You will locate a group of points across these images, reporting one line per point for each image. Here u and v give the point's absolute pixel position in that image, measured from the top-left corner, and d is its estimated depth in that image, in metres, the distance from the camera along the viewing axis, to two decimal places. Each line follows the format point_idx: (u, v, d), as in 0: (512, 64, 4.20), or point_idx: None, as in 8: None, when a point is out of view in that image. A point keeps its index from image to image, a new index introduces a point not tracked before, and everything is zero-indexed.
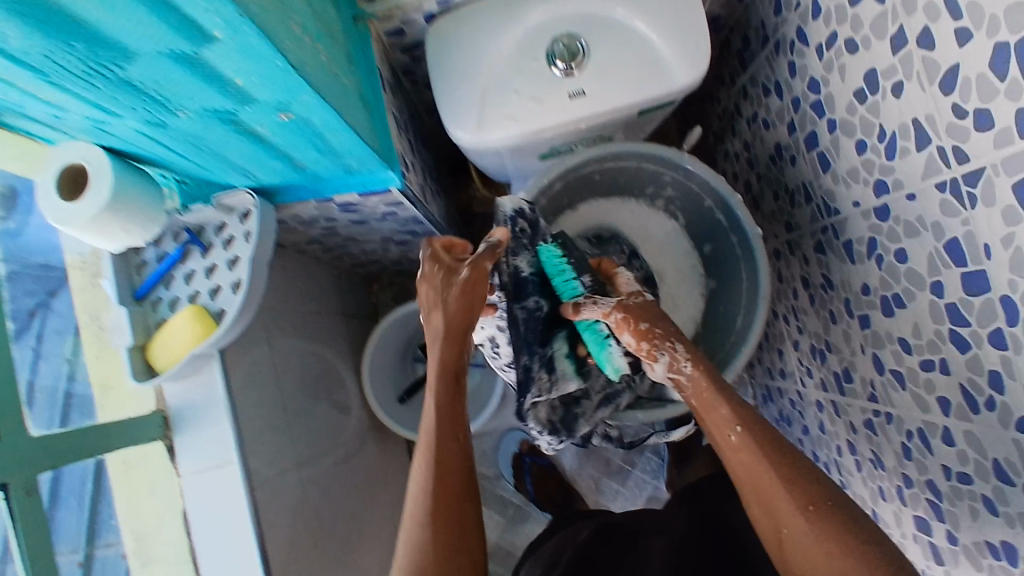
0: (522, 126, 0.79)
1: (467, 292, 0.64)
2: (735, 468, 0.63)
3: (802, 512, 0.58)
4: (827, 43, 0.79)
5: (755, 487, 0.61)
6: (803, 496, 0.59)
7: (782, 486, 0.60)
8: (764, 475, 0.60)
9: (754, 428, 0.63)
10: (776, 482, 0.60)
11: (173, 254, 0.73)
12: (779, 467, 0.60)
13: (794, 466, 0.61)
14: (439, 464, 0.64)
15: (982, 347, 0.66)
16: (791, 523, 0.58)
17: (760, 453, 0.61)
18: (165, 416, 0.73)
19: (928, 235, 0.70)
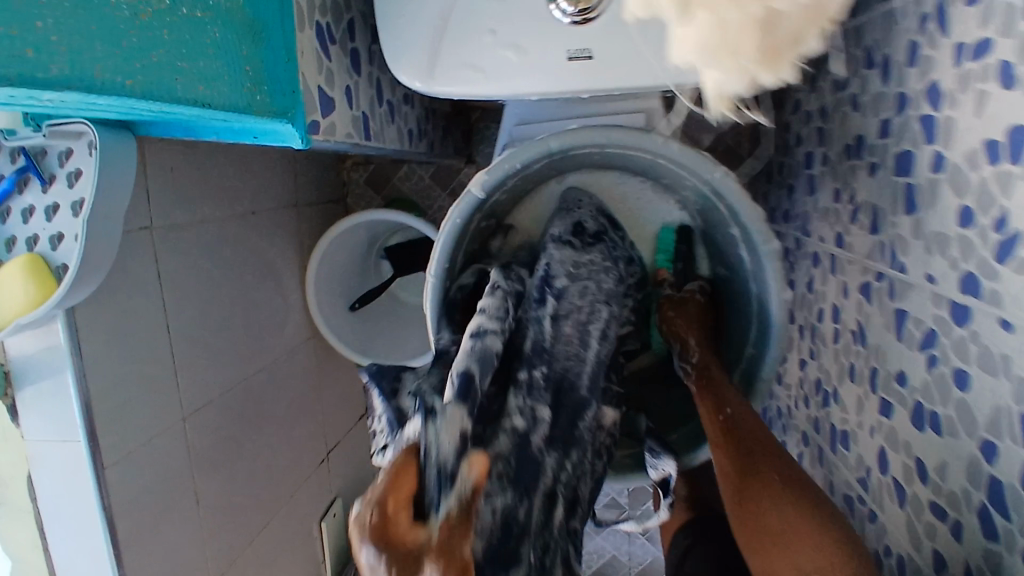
0: (491, 86, 0.55)
1: None
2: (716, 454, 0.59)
3: (798, 510, 0.52)
4: (976, 48, 0.52)
5: (728, 464, 0.57)
6: (805, 501, 0.53)
7: (779, 488, 0.54)
8: (767, 476, 0.55)
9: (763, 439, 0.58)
10: (771, 478, 0.54)
11: (4, 184, 0.57)
12: (780, 473, 0.55)
13: (788, 472, 0.55)
14: None
15: (1011, 555, 0.49)
16: (775, 498, 0.53)
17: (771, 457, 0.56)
18: (9, 368, 0.63)
19: (1003, 384, 0.50)
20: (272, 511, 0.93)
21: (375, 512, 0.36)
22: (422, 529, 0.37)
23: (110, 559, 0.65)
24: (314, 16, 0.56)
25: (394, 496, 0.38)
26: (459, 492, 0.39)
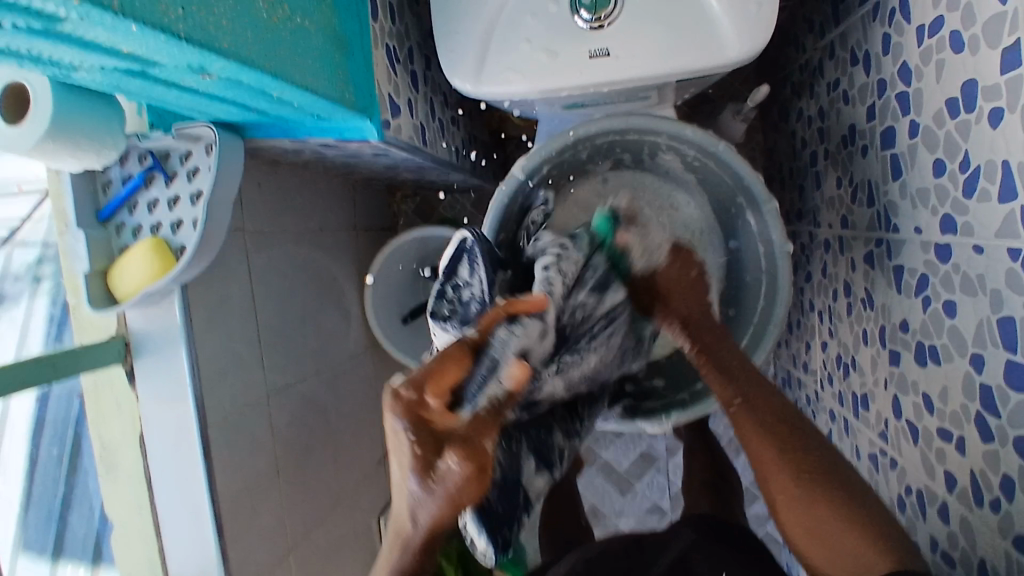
0: (527, 83, 0.67)
1: (473, 491, 0.44)
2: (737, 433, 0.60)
3: (785, 457, 0.56)
4: (930, 27, 0.62)
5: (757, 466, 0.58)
6: (798, 462, 0.56)
7: (779, 450, 0.57)
8: (761, 435, 0.58)
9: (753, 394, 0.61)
10: (770, 448, 0.57)
11: (135, 179, 0.69)
12: (771, 431, 0.58)
13: (787, 434, 0.58)
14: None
15: (1005, 446, 0.56)
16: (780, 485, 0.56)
17: (780, 425, 0.58)
18: (128, 341, 0.74)
19: (984, 300, 0.58)
20: (337, 498, 1.01)
21: (415, 393, 0.41)
22: (453, 416, 0.43)
23: (209, 508, 0.74)
24: (384, 40, 0.70)
25: (438, 382, 0.43)
26: (494, 393, 0.45)
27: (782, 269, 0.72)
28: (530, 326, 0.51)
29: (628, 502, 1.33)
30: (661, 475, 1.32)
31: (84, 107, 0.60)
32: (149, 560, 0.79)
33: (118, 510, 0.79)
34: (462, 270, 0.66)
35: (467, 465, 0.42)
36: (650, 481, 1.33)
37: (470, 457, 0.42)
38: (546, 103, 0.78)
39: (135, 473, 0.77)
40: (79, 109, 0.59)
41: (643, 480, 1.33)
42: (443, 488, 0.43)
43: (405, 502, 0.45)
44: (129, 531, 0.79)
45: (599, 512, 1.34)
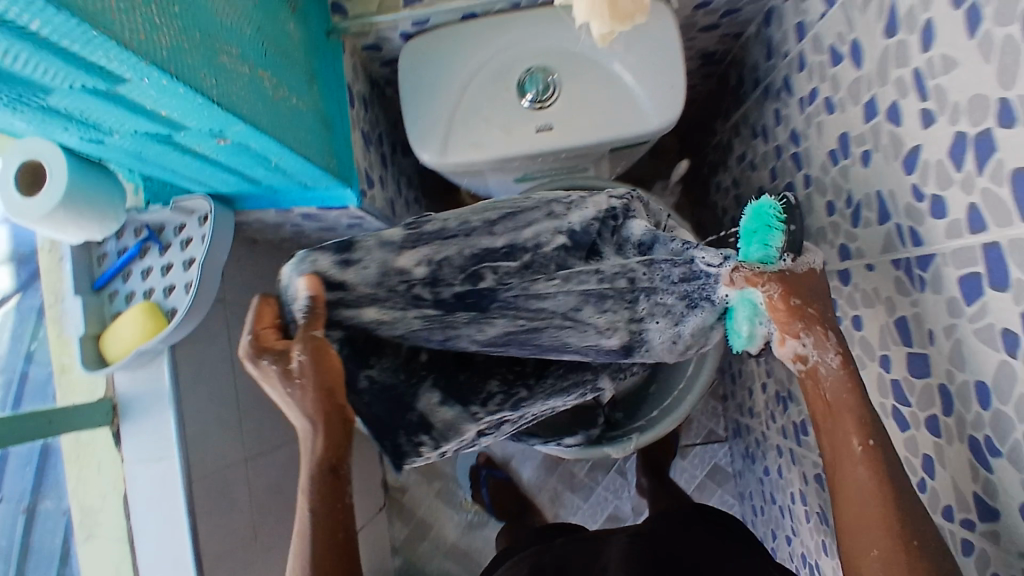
0: (487, 156, 0.79)
1: (327, 376, 0.54)
2: (834, 473, 0.55)
3: (889, 527, 0.51)
4: (809, 98, 0.78)
5: (848, 510, 0.53)
6: (904, 533, 0.50)
7: (885, 513, 0.51)
8: (879, 495, 0.52)
9: (887, 449, 0.53)
10: (877, 500, 0.52)
11: (131, 250, 0.75)
12: (884, 491, 0.52)
13: (896, 480, 0.52)
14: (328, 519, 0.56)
15: (920, 429, 0.66)
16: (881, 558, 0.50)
17: (886, 474, 0.52)
18: (115, 403, 0.77)
19: (881, 308, 0.69)
20: None
21: (247, 332, 0.55)
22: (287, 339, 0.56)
23: (193, 565, 0.75)
24: (360, 124, 0.81)
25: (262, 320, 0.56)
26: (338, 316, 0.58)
27: None
28: (433, 310, 0.58)
29: None
30: None
31: (92, 180, 0.68)
32: None
33: None
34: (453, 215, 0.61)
35: (305, 350, 0.53)
36: None
37: (308, 343, 0.54)
38: (500, 175, 0.89)
39: (117, 539, 0.78)
40: (88, 181, 0.67)
41: None
42: (302, 382, 0.54)
43: (291, 414, 0.56)
44: None
45: None
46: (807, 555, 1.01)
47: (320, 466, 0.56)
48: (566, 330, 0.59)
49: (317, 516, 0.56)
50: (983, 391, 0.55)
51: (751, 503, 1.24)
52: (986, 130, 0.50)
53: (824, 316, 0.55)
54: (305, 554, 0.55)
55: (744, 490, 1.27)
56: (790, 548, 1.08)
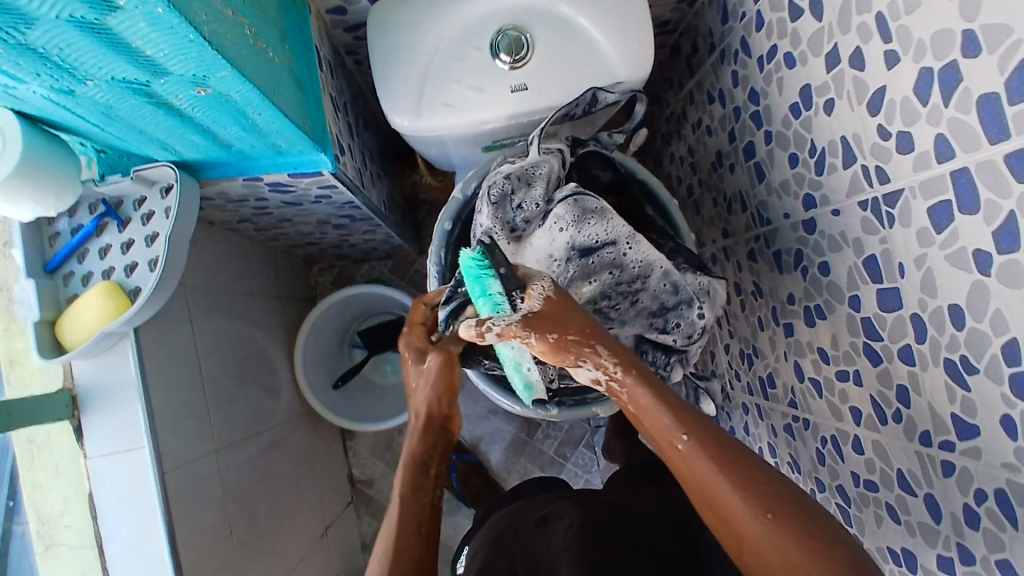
0: (463, 116, 0.77)
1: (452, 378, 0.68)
2: (690, 483, 0.52)
3: (749, 500, 0.49)
4: (768, 55, 0.81)
5: (714, 509, 0.51)
6: (766, 501, 0.49)
7: (733, 488, 0.50)
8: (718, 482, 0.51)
9: (697, 430, 0.52)
10: (729, 489, 0.50)
11: (88, 227, 0.70)
12: (733, 474, 0.50)
13: (726, 449, 0.52)
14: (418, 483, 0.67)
15: (893, 362, 0.68)
16: (755, 535, 0.49)
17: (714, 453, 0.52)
18: (74, 394, 0.70)
19: (849, 251, 0.72)
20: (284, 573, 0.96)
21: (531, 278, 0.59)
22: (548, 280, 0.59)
23: (170, 561, 0.69)
24: (327, 88, 0.77)
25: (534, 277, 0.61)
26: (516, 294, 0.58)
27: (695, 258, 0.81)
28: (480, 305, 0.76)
29: None
30: None
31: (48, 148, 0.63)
32: None
33: None
34: (602, 94, 0.76)
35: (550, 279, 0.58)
36: None
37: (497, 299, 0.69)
38: (466, 143, 0.88)
39: (81, 545, 0.70)
40: (45, 149, 0.62)
41: None
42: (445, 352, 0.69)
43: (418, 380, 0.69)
44: None
45: None
46: None
47: (426, 419, 0.68)
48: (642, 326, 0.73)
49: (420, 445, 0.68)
50: (956, 313, 0.57)
51: None
52: (951, 62, 0.52)
53: (589, 333, 0.56)
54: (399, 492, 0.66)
55: None
56: None
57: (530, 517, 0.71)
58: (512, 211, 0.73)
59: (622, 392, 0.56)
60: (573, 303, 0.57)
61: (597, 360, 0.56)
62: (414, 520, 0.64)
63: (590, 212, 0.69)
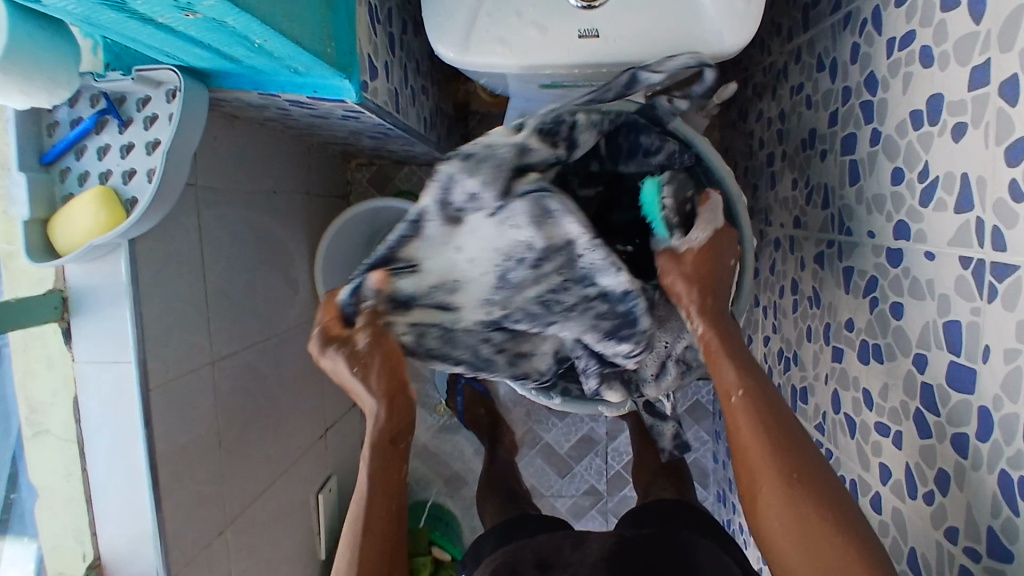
0: (516, 57, 0.66)
1: (398, 375, 0.61)
2: (733, 432, 0.57)
3: (777, 457, 0.54)
4: (902, 40, 0.66)
5: (743, 458, 0.56)
6: (788, 462, 0.54)
7: (766, 441, 0.55)
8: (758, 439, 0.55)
9: (753, 388, 0.57)
10: (762, 443, 0.55)
11: (86, 122, 0.64)
12: (772, 432, 0.55)
13: (776, 415, 0.56)
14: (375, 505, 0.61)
15: (943, 441, 0.61)
16: (769, 494, 0.53)
17: (765, 414, 0.56)
18: (65, 295, 0.69)
19: (931, 304, 0.62)
20: (277, 473, 1.00)
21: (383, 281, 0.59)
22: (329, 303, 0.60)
23: (147, 469, 0.71)
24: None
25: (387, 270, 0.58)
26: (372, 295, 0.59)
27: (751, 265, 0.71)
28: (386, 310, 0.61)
29: (566, 483, 1.36)
30: (599, 458, 1.36)
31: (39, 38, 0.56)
32: (77, 529, 0.74)
33: (45, 476, 0.74)
34: (642, 74, 0.63)
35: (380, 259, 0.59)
36: (589, 464, 1.36)
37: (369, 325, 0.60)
38: (522, 78, 0.77)
39: (68, 437, 0.73)
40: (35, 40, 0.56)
41: (582, 462, 1.36)
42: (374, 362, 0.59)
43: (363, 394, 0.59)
44: (55, 499, 0.74)
45: (537, 492, 1.36)
46: None
47: (383, 445, 0.61)
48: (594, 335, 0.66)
49: (380, 474, 0.61)
50: None
51: (727, 445, 1.24)
52: None
53: (705, 281, 0.61)
54: (357, 546, 0.61)
55: (722, 430, 1.27)
56: None
57: (529, 556, 0.75)
58: (461, 203, 0.58)
59: (710, 351, 0.61)
60: (728, 242, 0.63)
61: (688, 310, 0.61)
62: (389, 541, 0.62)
63: (554, 217, 0.58)
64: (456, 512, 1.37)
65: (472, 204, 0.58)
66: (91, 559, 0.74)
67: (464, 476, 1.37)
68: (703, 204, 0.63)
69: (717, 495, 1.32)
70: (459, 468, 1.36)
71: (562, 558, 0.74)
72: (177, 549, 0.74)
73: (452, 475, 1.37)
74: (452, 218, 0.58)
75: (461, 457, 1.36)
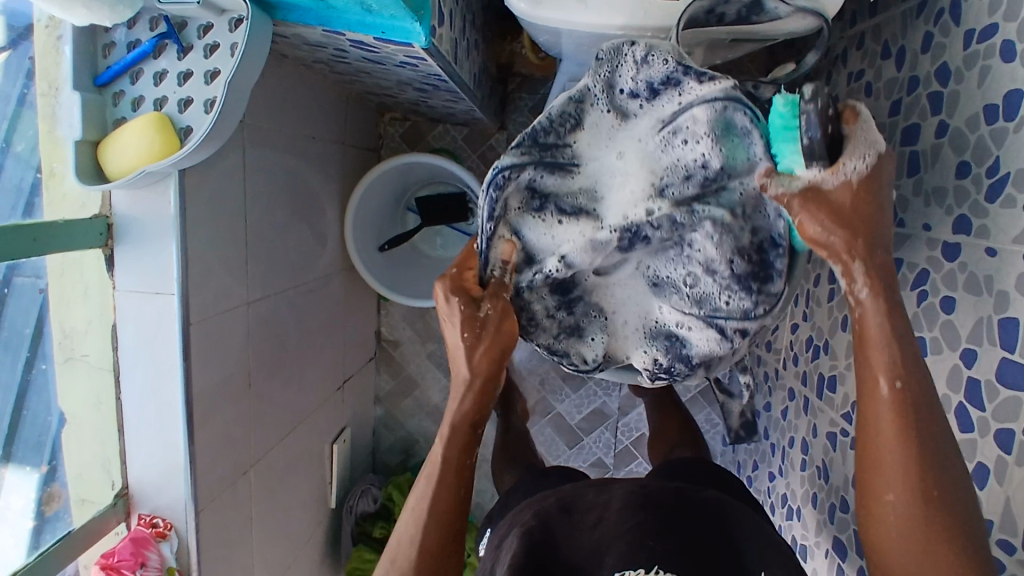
0: (590, 13, 0.64)
1: (495, 342, 0.60)
2: (865, 416, 0.53)
3: (916, 469, 0.50)
4: (981, 33, 0.64)
5: (869, 450, 0.52)
6: (925, 471, 0.50)
7: (914, 451, 0.50)
8: (896, 435, 0.51)
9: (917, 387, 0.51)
10: (902, 448, 0.50)
11: (144, 45, 0.62)
12: (920, 437, 0.50)
13: (921, 414, 0.51)
14: (441, 492, 0.61)
15: (985, 438, 0.61)
16: (894, 494, 0.51)
17: (911, 416, 0.51)
18: (110, 222, 0.68)
19: (987, 301, 0.61)
20: (297, 419, 1.00)
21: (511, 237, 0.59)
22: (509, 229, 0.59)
23: (182, 403, 0.71)
24: None
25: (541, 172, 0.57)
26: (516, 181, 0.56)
27: None
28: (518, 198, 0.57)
29: (574, 454, 1.37)
30: (609, 432, 1.36)
31: None
32: (105, 458, 0.75)
33: (75, 403, 0.73)
34: (767, 2, 0.63)
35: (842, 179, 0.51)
36: (598, 437, 1.37)
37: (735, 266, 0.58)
38: (585, 40, 0.75)
39: (103, 365, 0.72)
40: None
41: (592, 435, 1.37)
42: (489, 326, 0.59)
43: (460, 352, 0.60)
44: (85, 426, 0.74)
45: (545, 460, 1.37)
46: (789, 497, 1.02)
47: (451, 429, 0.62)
48: (678, 297, 0.64)
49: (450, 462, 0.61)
50: None
51: None
52: None
53: (862, 246, 0.52)
54: (418, 533, 0.61)
55: None
56: (770, 483, 1.10)
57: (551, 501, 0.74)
58: (626, 94, 0.56)
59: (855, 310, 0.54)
60: (877, 185, 0.52)
61: (845, 262, 0.52)
62: (450, 510, 0.61)
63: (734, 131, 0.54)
64: None
65: (641, 98, 0.56)
66: (119, 488, 0.75)
67: None
68: (851, 124, 0.50)
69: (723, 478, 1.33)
70: None
71: (585, 503, 0.73)
72: (205, 484, 0.75)
73: None
74: (619, 108, 0.57)
75: None
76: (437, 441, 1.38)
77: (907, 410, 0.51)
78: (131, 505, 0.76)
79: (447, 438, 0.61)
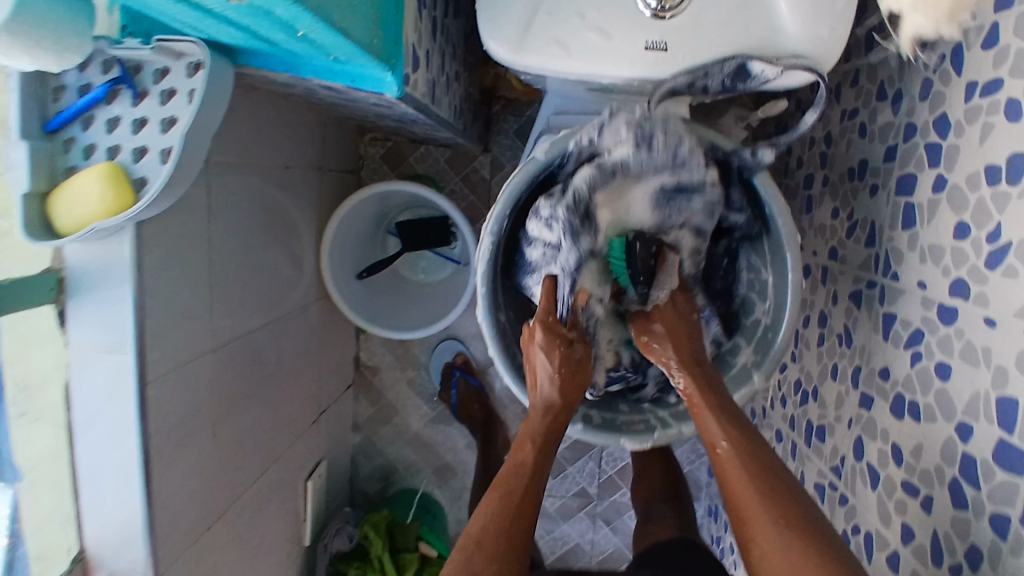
0: (573, 62, 0.60)
1: (579, 378, 0.69)
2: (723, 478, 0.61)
3: (770, 511, 0.56)
4: (983, 88, 0.62)
5: (734, 505, 0.59)
6: (783, 511, 0.56)
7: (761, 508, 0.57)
8: (751, 474, 0.59)
9: (740, 441, 0.62)
10: (749, 490, 0.58)
11: (96, 91, 0.58)
12: (756, 475, 0.59)
13: (764, 468, 0.59)
14: (524, 492, 0.62)
15: (979, 517, 0.58)
16: (766, 540, 0.55)
17: (748, 455, 0.61)
18: (62, 276, 0.64)
19: (984, 373, 0.59)
20: (269, 460, 0.97)
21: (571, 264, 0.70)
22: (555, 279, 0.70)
23: (139, 463, 0.67)
24: None
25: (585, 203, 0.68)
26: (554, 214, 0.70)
27: (792, 308, 0.68)
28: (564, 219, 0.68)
29: (556, 483, 1.35)
30: (593, 461, 1.34)
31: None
32: (61, 518, 0.70)
33: (28, 461, 0.67)
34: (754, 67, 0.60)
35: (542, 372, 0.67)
36: (581, 466, 1.34)
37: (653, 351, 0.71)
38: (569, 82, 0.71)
39: (59, 423, 0.68)
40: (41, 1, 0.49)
41: (575, 464, 1.34)
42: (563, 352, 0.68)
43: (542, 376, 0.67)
44: (38, 487, 0.68)
45: None
46: None
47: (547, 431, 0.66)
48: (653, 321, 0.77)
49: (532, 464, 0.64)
50: None
51: None
52: None
53: (693, 358, 0.70)
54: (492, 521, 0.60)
55: None
56: None
57: None
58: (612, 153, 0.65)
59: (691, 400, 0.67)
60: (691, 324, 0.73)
61: (671, 364, 0.70)
62: (520, 505, 0.61)
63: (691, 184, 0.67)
64: (444, 502, 1.35)
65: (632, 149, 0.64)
66: (76, 551, 0.71)
67: (455, 467, 1.34)
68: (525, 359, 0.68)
69: (708, 509, 1.31)
70: (450, 459, 1.34)
71: None
72: (166, 544, 0.71)
73: (443, 465, 1.34)
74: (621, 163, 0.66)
75: (452, 448, 1.34)
76: (417, 469, 1.35)
77: (753, 460, 0.60)
78: (89, 569, 0.72)
79: (541, 445, 0.66)
